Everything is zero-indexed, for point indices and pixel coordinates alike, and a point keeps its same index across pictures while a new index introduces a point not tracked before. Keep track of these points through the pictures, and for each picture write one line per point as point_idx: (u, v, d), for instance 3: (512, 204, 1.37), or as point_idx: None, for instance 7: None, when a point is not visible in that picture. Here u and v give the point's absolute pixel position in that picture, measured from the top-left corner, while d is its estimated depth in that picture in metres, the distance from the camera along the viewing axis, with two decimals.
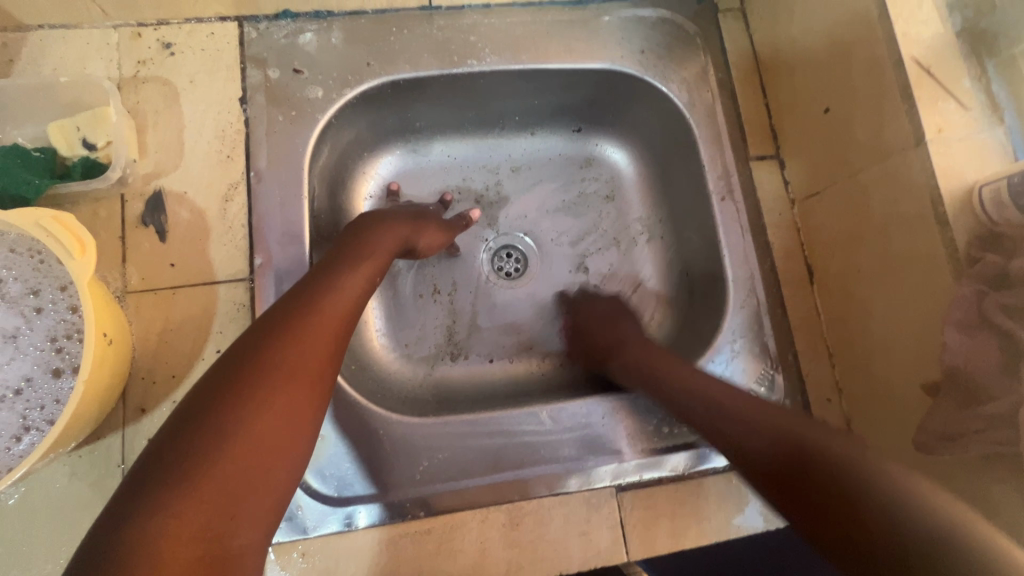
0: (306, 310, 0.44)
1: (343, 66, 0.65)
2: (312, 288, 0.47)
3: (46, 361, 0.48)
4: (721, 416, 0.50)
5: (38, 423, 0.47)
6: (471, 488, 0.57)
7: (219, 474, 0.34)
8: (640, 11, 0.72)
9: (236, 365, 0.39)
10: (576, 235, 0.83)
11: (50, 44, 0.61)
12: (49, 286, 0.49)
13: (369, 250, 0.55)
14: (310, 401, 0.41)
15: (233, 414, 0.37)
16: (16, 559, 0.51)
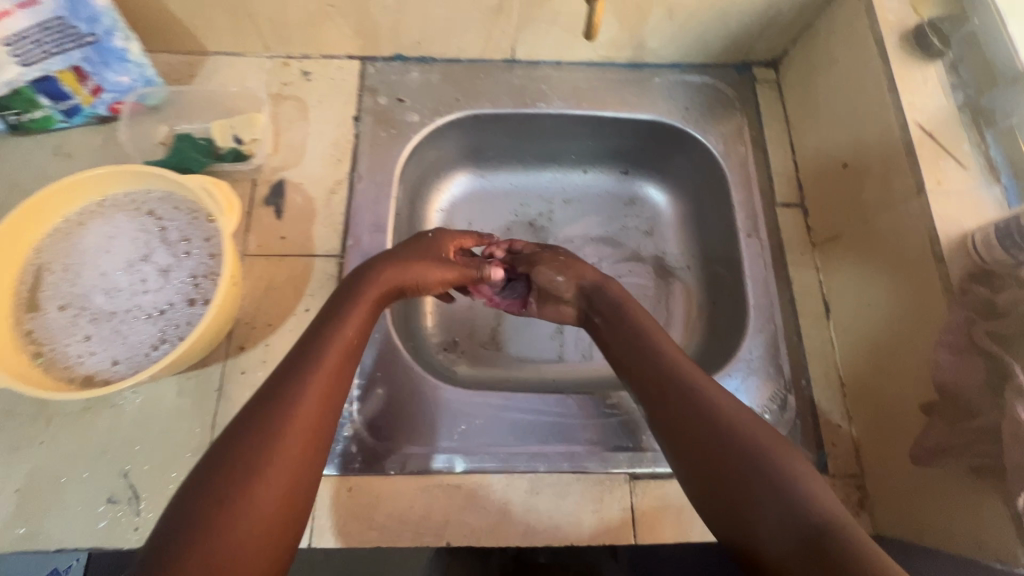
0: (318, 348, 0.51)
1: (437, 100, 0.81)
2: (328, 327, 0.54)
3: (185, 293, 0.61)
4: (668, 400, 0.53)
5: (173, 338, 0.60)
6: (503, 455, 0.64)
7: (245, 504, 0.40)
8: (687, 77, 0.85)
9: (261, 405, 0.45)
10: (615, 262, 0.93)
11: (222, 66, 0.80)
12: (198, 236, 0.63)
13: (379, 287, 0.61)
14: (319, 428, 0.46)
15: (259, 446, 0.43)
16: (126, 455, 0.62)
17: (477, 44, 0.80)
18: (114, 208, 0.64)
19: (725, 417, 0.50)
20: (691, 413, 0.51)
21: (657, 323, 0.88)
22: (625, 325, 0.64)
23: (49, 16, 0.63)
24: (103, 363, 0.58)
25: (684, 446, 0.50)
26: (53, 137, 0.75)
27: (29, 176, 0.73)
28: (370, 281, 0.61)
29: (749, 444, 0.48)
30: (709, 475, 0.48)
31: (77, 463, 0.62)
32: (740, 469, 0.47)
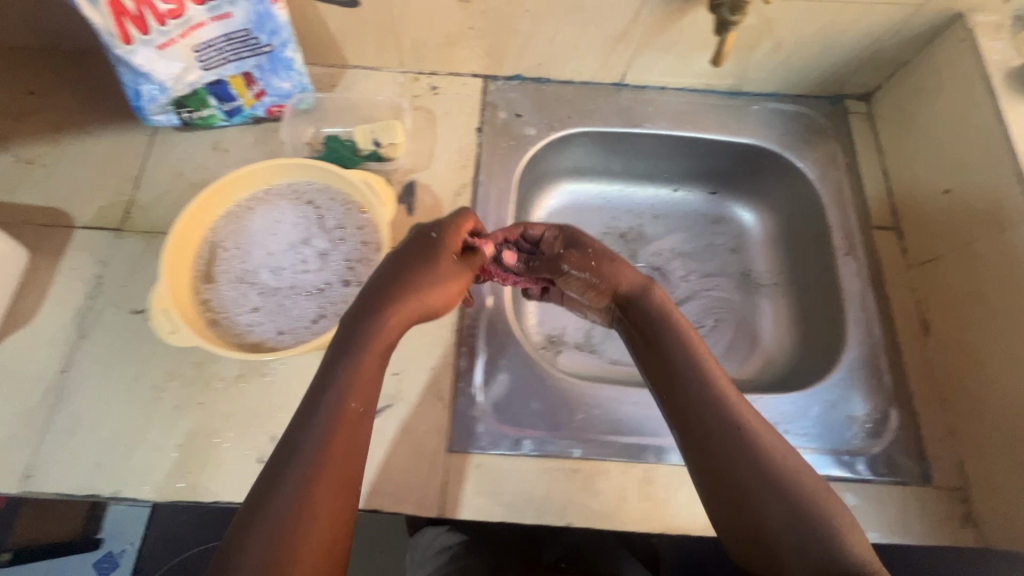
0: (330, 396, 0.53)
1: (552, 116, 0.88)
2: (342, 376, 0.54)
3: (341, 276, 0.68)
4: (705, 443, 0.55)
5: (330, 315, 0.66)
6: (619, 444, 0.68)
7: (296, 542, 0.47)
8: (783, 106, 0.91)
9: (288, 448, 0.51)
10: (703, 276, 0.98)
11: (360, 77, 0.89)
12: (351, 225, 0.70)
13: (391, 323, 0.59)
14: (347, 471, 0.51)
15: (289, 487, 0.49)
16: (274, 421, 0.68)
17: (592, 67, 0.87)
18: (278, 196, 0.71)
19: (765, 454, 0.53)
20: (729, 454, 0.54)
21: (745, 335, 0.92)
22: (666, 350, 0.60)
23: (238, 27, 0.73)
24: (269, 332, 0.65)
25: (726, 492, 0.53)
26: (211, 134, 0.83)
27: (189, 167, 0.81)
28: (382, 313, 0.59)
29: (790, 489, 0.52)
30: (750, 521, 0.52)
31: (230, 426, 0.67)
32: (782, 515, 0.51)
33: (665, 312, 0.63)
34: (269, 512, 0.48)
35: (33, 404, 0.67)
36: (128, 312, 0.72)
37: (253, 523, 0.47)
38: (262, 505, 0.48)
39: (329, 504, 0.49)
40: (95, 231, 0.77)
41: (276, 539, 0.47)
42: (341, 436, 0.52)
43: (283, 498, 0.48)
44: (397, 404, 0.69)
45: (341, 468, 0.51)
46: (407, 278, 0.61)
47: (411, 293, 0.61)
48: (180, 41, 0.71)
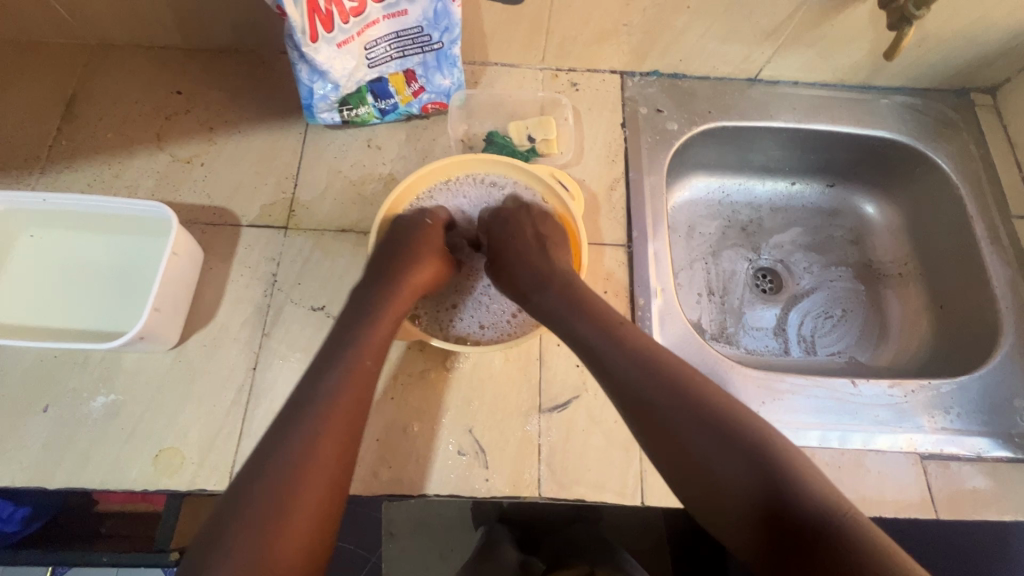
0: (327, 379, 0.53)
1: (692, 112, 0.90)
2: (343, 350, 0.56)
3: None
4: (651, 411, 0.51)
5: (526, 309, 0.76)
6: (803, 431, 0.70)
7: (289, 505, 0.46)
8: (911, 99, 0.93)
9: (329, 419, 0.50)
10: (825, 267, 0.99)
11: (500, 75, 0.89)
12: None
13: (400, 295, 0.64)
14: (347, 438, 0.51)
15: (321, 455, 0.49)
16: (467, 413, 0.69)
17: (731, 63, 0.89)
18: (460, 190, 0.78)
19: (679, 399, 0.51)
20: (658, 414, 0.51)
21: (876, 323, 0.93)
22: (578, 330, 0.59)
23: (411, 25, 0.73)
24: (482, 319, 0.76)
25: (675, 455, 0.49)
26: (362, 131, 0.84)
27: (344, 165, 0.82)
28: (391, 287, 0.64)
29: (722, 429, 0.49)
30: (691, 473, 0.49)
31: (426, 419, 0.68)
32: (727, 460, 0.47)
33: (572, 290, 0.63)
34: (247, 501, 0.46)
35: (227, 402, 0.67)
36: (307, 309, 0.72)
37: (235, 517, 0.45)
38: (248, 496, 0.46)
39: (317, 491, 0.47)
40: (260, 229, 0.77)
41: (265, 534, 0.44)
42: (336, 423, 0.50)
43: (270, 482, 0.46)
44: (585, 394, 0.70)
45: (335, 456, 0.49)
46: (401, 257, 0.68)
47: (413, 272, 0.67)
48: (356, 39, 0.72)
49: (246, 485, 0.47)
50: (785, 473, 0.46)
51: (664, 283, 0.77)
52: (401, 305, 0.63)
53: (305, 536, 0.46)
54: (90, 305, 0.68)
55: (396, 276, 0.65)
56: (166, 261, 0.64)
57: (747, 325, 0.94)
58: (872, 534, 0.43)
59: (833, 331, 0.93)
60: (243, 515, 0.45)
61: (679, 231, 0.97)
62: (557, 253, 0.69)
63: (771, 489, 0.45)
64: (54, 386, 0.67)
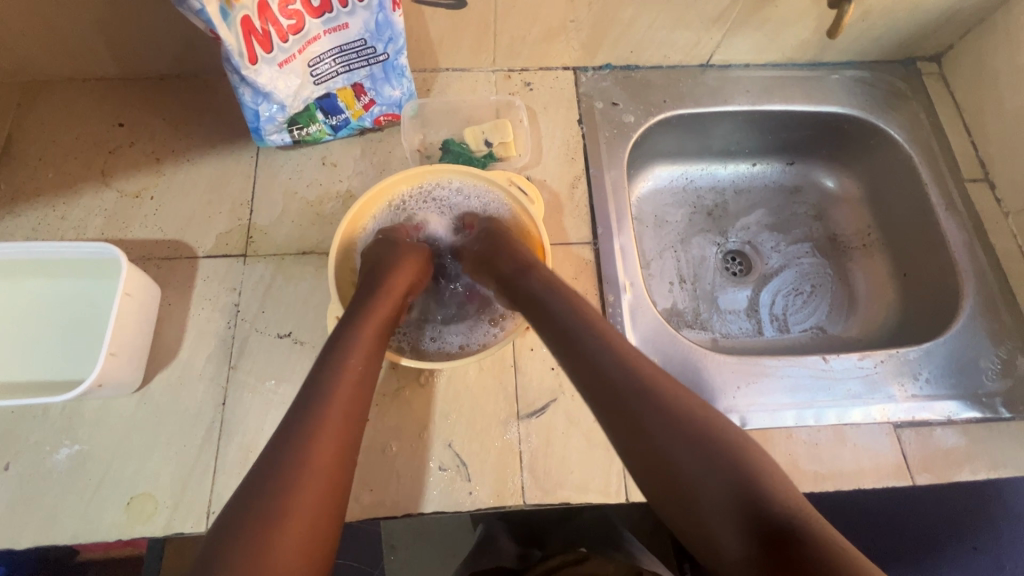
0: (318, 400, 0.49)
1: (647, 102, 0.89)
2: (318, 375, 0.52)
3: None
4: (608, 385, 0.50)
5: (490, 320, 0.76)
6: (779, 412, 0.71)
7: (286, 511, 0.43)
8: (859, 72, 0.94)
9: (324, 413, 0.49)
10: (793, 245, 1.00)
11: (453, 79, 0.88)
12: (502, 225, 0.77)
13: (383, 299, 0.62)
14: (342, 436, 0.48)
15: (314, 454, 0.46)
16: (446, 427, 0.68)
17: (682, 51, 0.89)
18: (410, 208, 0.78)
19: (645, 380, 0.49)
20: (655, 432, 0.46)
21: (843, 296, 0.94)
22: (550, 314, 0.57)
23: (354, 38, 0.71)
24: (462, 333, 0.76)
25: (641, 453, 0.46)
26: (316, 149, 0.82)
27: (300, 186, 0.80)
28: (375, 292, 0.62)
29: (709, 450, 0.45)
30: (663, 484, 0.45)
31: (404, 438, 0.67)
32: (708, 477, 0.44)
33: (574, 305, 0.58)
34: (251, 501, 0.43)
35: (198, 440, 0.65)
36: (273, 336, 0.71)
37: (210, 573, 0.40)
38: (229, 548, 0.41)
39: (307, 525, 0.43)
40: (218, 259, 0.75)
41: (258, 552, 0.40)
42: (325, 448, 0.47)
43: (243, 542, 0.41)
44: (562, 396, 0.70)
45: (333, 465, 0.46)
46: (388, 263, 0.67)
47: (395, 277, 0.65)
48: (298, 56, 0.70)
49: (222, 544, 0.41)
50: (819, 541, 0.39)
51: (632, 277, 0.78)
52: (386, 314, 0.61)
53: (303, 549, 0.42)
54: (43, 355, 0.65)
55: (382, 282, 0.64)
56: (119, 303, 0.62)
57: (720, 310, 0.95)
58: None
59: (803, 308, 0.94)
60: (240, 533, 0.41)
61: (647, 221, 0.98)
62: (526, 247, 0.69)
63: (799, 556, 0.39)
64: (14, 442, 0.64)
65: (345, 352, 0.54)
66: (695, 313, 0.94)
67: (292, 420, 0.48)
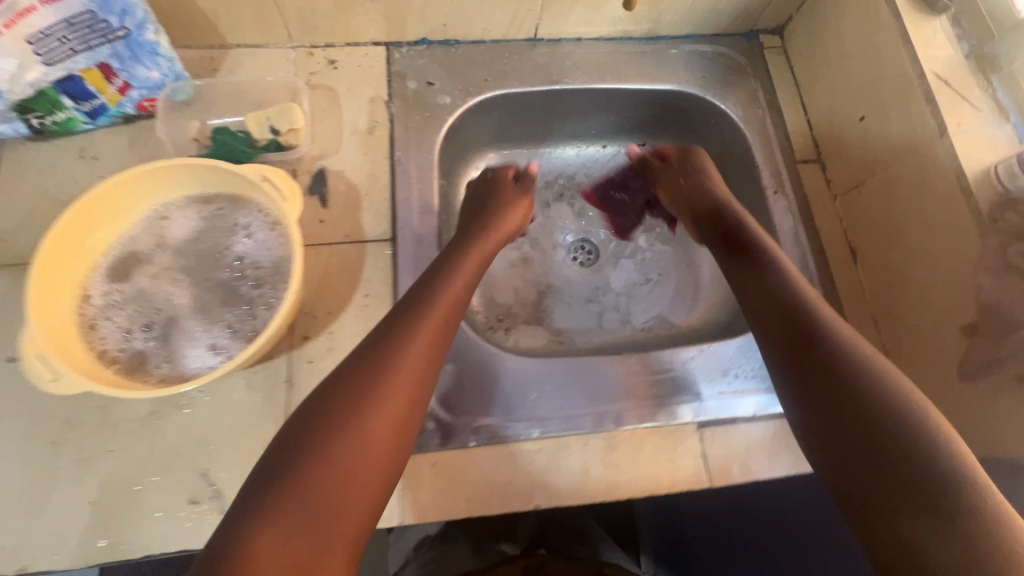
0: (382, 368, 0.52)
1: (466, 81, 0.82)
2: (385, 341, 0.54)
3: (237, 274, 0.64)
4: (789, 318, 0.57)
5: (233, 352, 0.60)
6: (575, 418, 0.67)
7: (352, 472, 0.46)
8: (699, 47, 0.88)
9: (369, 375, 0.51)
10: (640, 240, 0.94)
11: (245, 58, 0.78)
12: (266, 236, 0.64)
13: (470, 259, 0.67)
14: (405, 404, 0.51)
15: (359, 419, 0.48)
16: (201, 453, 0.62)
17: (500, 24, 0.81)
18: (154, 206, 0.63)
19: (824, 326, 0.56)
20: (846, 371, 0.51)
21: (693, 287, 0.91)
22: (768, 263, 0.64)
23: (79, 10, 0.59)
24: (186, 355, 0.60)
25: (818, 381, 0.52)
26: (75, 141, 0.72)
27: (54, 183, 0.70)
28: (457, 267, 0.65)
29: (876, 403, 0.48)
30: (845, 422, 0.49)
31: (151, 469, 0.60)
32: (880, 417, 0.48)
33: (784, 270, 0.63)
34: (296, 463, 0.45)
35: None
36: (4, 360, 0.62)
37: (274, 491, 0.44)
38: (272, 509, 0.43)
39: (360, 497, 0.46)
40: None
41: (318, 510, 0.44)
42: (383, 416, 0.49)
43: (276, 503, 0.43)
44: None
45: (387, 435, 0.49)
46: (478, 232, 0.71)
47: (482, 241, 0.70)
48: (6, 32, 0.58)
49: (302, 420, 0.48)
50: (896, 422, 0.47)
51: None
52: (468, 273, 0.65)
53: (366, 505, 0.46)
54: None
55: (468, 245, 0.69)
56: None
57: (564, 306, 0.90)
58: (997, 513, 0.42)
59: (644, 300, 0.91)
60: (304, 487, 0.44)
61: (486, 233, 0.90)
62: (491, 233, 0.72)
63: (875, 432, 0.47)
64: None
65: (408, 331, 0.55)
66: (534, 312, 0.89)
67: (336, 386, 0.50)
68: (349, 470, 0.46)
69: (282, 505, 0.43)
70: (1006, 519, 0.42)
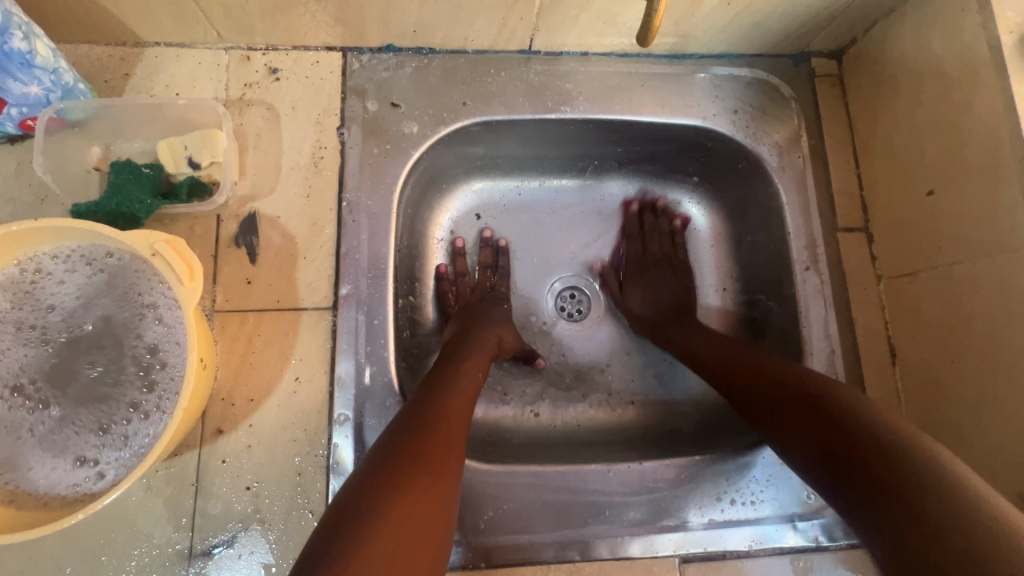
0: (410, 438, 0.47)
1: (439, 103, 0.66)
2: (413, 423, 0.49)
3: (129, 365, 0.52)
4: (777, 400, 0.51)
5: (115, 465, 0.50)
6: (535, 545, 0.57)
7: (388, 534, 0.39)
8: (735, 69, 0.71)
9: (400, 449, 0.46)
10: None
11: (163, 61, 0.63)
12: (164, 312, 0.52)
13: (478, 352, 0.61)
14: (437, 466, 0.45)
15: (394, 492, 0.42)
16: (90, 568, 0.52)
17: (486, 32, 0.64)
18: (37, 271, 0.52)
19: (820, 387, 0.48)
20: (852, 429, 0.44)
21: None
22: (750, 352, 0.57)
23: None
24: (64, 468, 0.49)
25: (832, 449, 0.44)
26: None
27: None
28: (462, 356, 0.59)
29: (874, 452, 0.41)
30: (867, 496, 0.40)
31: None
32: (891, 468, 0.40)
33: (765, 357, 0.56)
34: (336, 538, 0.39)
35: None
36: None
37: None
38: None
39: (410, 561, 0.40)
40: None
41: None
42: (417, 483, 0.43)
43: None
44: (255, 526, 0.54)
45: (431, 500, 0.43)
46: (475, 325, 0.66)
47: (485, 330, 0.64)
48: None
49: (361, 491, 0.42)
50: (880, 441, 0.41)
51: (374, 356, 0.59)
52: (482, 353, 0.61)
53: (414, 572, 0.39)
54: None
55: (463, 349, 0.61)
56: None
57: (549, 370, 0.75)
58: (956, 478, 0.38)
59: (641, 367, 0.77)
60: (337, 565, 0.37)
61: (476, 259, 0.77)
62: (486, 327, 0.65)
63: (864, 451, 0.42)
64: None
65: (435, 402, 0.51)
66: (515, 382, 0.74)
67: (381, 464, 0.44)
68: (414, 530, 0.41)
69: None
70: (989, 507, 0.36)
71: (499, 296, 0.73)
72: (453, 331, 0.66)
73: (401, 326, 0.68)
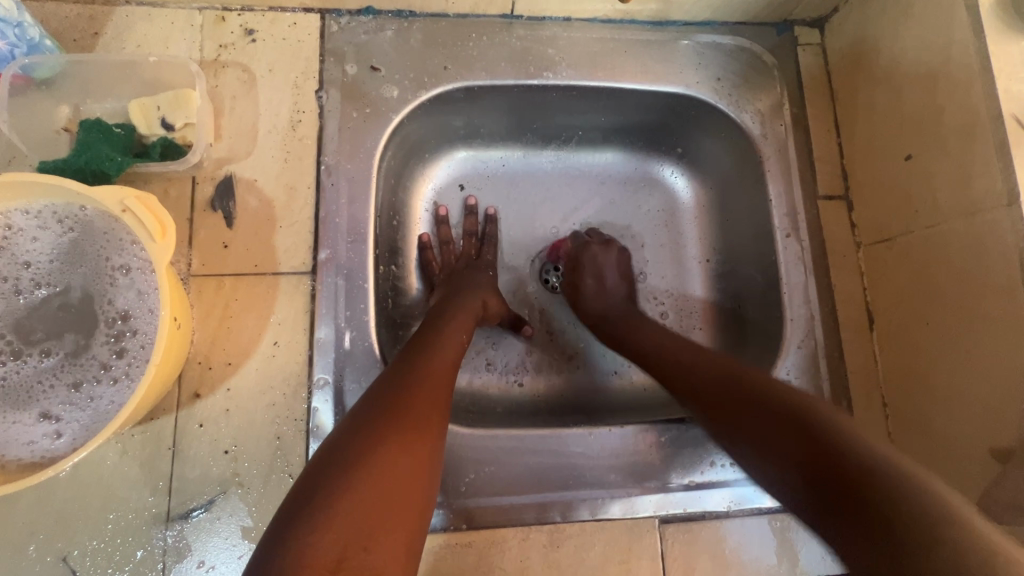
0: (388, 399, 0.46)
1: (419, 67, 0.65)
2: (392, 384, 0.48)
3: (103, 325, 0.51)
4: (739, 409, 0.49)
5: (84, 425, 0.49)
6: (516, 507, 0.57)
7: (363, 488, 0.39)
8: (718, 37, 0.71)
9: (381, 408, 0.46)
10: (639, 244, 0.79)
11: (135, 20, 0.61)
12: (137, 273, 0.51)
13: (461, 317, 0.60)
14: (416, 424, 0.45)
15: (370, 448, 0.42)
16: (64, 534, 0.52)
17: None
18: (15, 229, 0.51)
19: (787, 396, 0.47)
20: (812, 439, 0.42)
21: (688, 327, 0.77)
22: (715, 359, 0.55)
23: None
24: (27, 423, 0.49)
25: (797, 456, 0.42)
26: None
27: None
28: (444, 320, 0.59)
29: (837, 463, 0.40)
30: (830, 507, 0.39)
31: (3, 551, 0.51)
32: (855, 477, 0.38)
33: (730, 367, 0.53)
34: (312, 492, 0.39)
35: None
36: None
37: (288, 532, 0.37)
38: (297, 542, 0.36)
39: (391, 515, 0.39)
40: None
41: (342, 538, 0.36)
42: (394, 440, 0.43)
43: (298, 531, 0.37)
44: (233, 490, 0.54)
45: (408, 457, 0.42)
46: (459, 290, 0.65)
47: (469, 295, 0.64)
48: None
49: (338, 447, 0.42)
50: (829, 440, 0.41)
51: (355, 322, 0.59)
52: (466, 318, 0.60)
53: (393, 527, 0.39)
54: None
55: (445, 312, 0.61)
56: None
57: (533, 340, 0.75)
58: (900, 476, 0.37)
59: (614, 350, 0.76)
60: (314, 516, 0.37)
61: (461, 228, 0.77)
62: (469, 292, 0.65)
63: (865, 504, 0.37)
64: None
65: (416, 364, 0.51)
66: (499, 351, 0.74)
67: (361, 423, 0.44)
68: (394, 486, 0.40)
69: (307, 541, 0.36)
70: None
71: (484, 263, 0.73)
72: (436, 297, 0.66)
73: (383, 294, 0.68)
